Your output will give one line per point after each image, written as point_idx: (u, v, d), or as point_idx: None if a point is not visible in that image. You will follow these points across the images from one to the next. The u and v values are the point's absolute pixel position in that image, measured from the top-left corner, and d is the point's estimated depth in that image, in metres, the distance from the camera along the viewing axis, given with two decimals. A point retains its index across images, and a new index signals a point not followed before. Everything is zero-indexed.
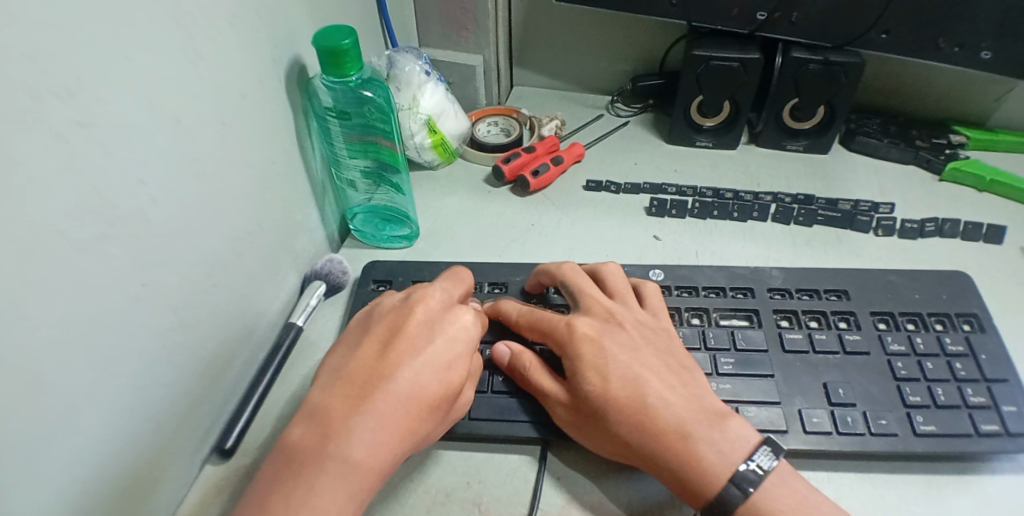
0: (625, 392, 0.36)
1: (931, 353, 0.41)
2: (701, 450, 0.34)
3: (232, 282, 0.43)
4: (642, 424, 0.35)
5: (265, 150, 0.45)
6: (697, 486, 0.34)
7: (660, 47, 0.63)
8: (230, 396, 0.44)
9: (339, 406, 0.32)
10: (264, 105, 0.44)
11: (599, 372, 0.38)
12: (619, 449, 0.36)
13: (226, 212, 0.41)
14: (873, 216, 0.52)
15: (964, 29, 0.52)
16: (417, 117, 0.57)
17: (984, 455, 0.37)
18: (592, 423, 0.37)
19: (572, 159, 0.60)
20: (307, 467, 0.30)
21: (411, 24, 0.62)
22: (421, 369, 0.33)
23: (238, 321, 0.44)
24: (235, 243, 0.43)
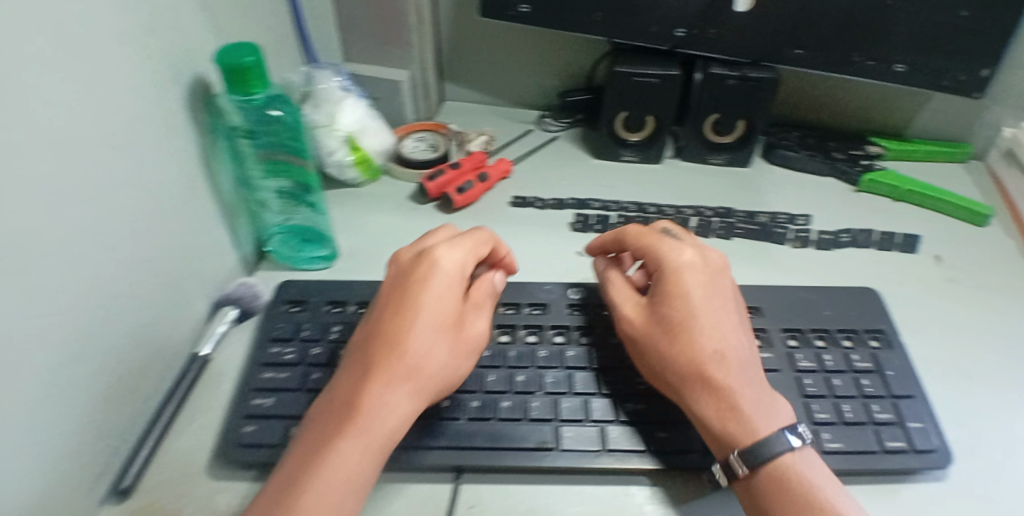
0: (717, 333, 0.38)
1: (839, 370, 0.41)
2: (746, 405, 0.36)
3: (132, 310, 0.41)
4: (720, 358, 0.38)
5: (171, 172, 0.43)
6: (727, 434, 0.35)
7: (587, 62, 0.64)
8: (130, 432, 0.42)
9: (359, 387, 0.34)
10: (169, 127, 0.42)
11: (699, 307, 0.39)
12: (668, 380, 0.38)
13: (128, 236, 0.39)
14: (788, 228, 0.53)
15: (878, 43, 0.53)
16: (336, 134, 0.55)
17: (893, 473, 0.36)
18: (663, 352, 0.39)
19: (498, 175, 0.59)
20: (372, 440, 0.33)
21: (331, 40, 0.61)
22: (426, 327, 0.37)
23: (140, 350, 0.42)
24: (139, 270, 0.41)
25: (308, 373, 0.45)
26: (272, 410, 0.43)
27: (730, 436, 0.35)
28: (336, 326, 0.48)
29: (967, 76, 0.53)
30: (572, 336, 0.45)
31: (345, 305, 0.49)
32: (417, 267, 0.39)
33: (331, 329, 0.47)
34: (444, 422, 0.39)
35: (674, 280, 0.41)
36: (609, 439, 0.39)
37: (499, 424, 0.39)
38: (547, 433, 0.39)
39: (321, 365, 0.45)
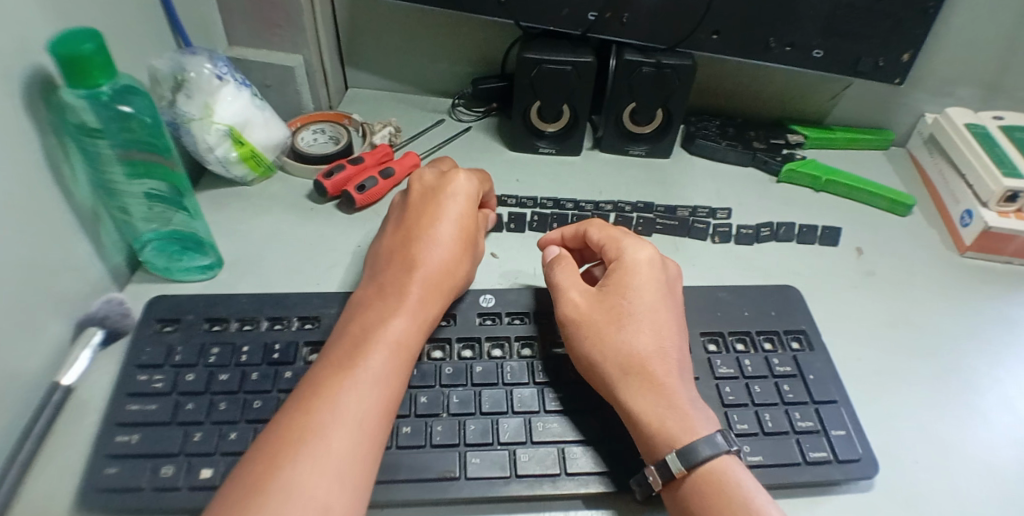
0: (653, 342, 0.36)
1: (760, 376, 0.39)
2: (683, 402, 0.34)
3: None
4: (651, 367, 0.35)
5: (8, 176, 0.36)
6: (665, 432, 0.32)
7: (499, 47, 0.60)
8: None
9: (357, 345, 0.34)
10: (1, 122, 0.35)
11: (648, 301, 0.38)
12: (604, 367, 0.36)
13: None
14: (709, 222, 0.50)
15: (795, 29, 0.51)
16: (213, 129, 0.49)
17: (815, 484, 0.34)
18: (600, 336, 0.37)
19: (404, 171, 0.55)
20: (352, 393, 0.31)
21: (210, 21, 0.54)
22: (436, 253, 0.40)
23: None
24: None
25: (180, 404, 0.38)
26: (142, 448, 0.36)
27: (661, 435, 0.32)
28: (215, 346, 0.42)
29: (887, 61, 0.53)
30: (482, 349, 0.41)
31: (227, 322, 0.44)
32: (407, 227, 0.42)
33: (210, 351, 0.41)
34: None
35: (625, 275, 0.39)
36: (519, 464, 0.35)
37: (398, 454, 0.35)
38: (451, 460, 0.35)
39: (196, 393, 0.39)
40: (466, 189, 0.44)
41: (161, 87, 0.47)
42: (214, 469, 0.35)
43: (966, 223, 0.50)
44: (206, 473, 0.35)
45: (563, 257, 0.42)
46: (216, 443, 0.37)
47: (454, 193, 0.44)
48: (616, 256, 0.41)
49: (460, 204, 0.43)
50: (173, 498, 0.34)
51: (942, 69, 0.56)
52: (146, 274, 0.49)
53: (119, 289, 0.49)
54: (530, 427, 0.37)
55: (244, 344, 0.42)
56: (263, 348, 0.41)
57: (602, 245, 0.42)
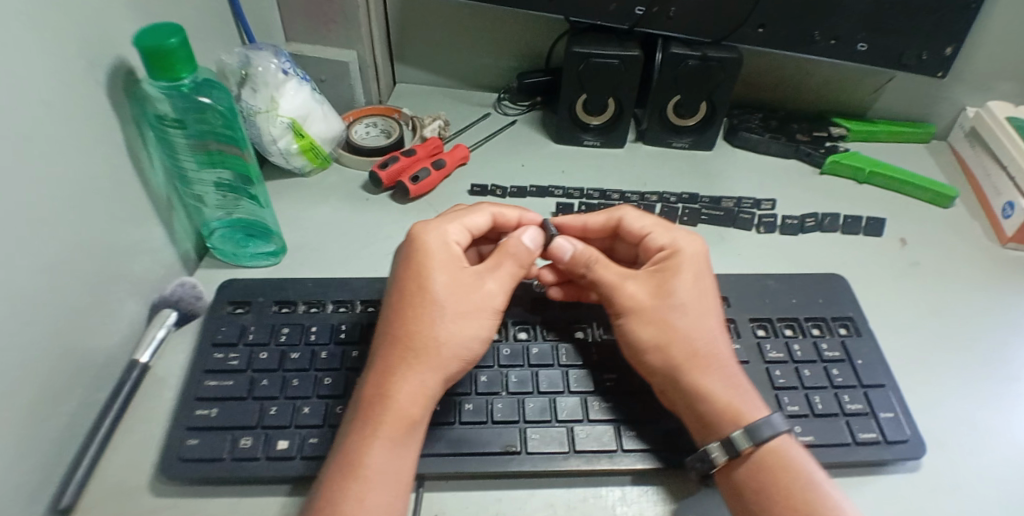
0: (713, 329, 0.38)
1: (808, 360, 0.40)
2: (743, 386, 0.36)
3: (59, 317, 0.37)
4: (715, 353, 0.37)
5: (93, 163, 0.39)
6: (733, 414, 0.34)
7: (544, 41, 0.62)
8: (63, 453, 0.38)
9: (398, 357, 0.34)
10: (85, 111, 0.38)
11: (704, 289, 0.39)
12: (674, 351, 0.37)
13: (46, 238, 0.35)
14: (754, 213, 0.52)
15: (839, 23, 0.52)
16: (278, 121, 0.52)
17: (864, 465, 0.36)
18: (661, 320, 0.38)
19: (454, 163, 0.57)
20: (398, 401, 0.33)
21: (271, 19, 0.56)
22: (450, 266, 0.37)
23: (68, 361, 0.38)
24: (58, 275, 0.36)
25: (255, 380, 0.41)
26: (221, 420, 0.38)
27: (731, 416, 0.34)
28: (285, 326, 0.44)
29: (930, 54, 0.54)
30: (538, 332, 0.43)
31: (294, 304, 0.46)
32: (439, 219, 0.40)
33: (281, 331, 0.44)
34: None
35: (681, 262, 0.40)
36: (576, 440, 0.36)
37: (463, 429, 0.37)
38: (512, 435, 0.37)
39: (269, 370, 0.41)
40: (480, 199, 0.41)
41: (230, 82, 0.51)
42: (290, 441, 0.38)
43: (1007, 215, 0.51)
44: (284, 445, 0.37)
45: (593, 248, 0.42)
46: (291, 416, 0.39)
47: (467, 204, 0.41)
48: (665, 246, 0.41)
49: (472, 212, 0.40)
50: (253, 467, 0.37)
51: (987, 62, 0.56)
52: (212, 260, 0.52)
53: (188, 274, 0.52)
54: (587, 405, 0.38)
55: (312, 325, 0.44)
56: (330, 329, 0.44)
57: (645, 236, 0.43)
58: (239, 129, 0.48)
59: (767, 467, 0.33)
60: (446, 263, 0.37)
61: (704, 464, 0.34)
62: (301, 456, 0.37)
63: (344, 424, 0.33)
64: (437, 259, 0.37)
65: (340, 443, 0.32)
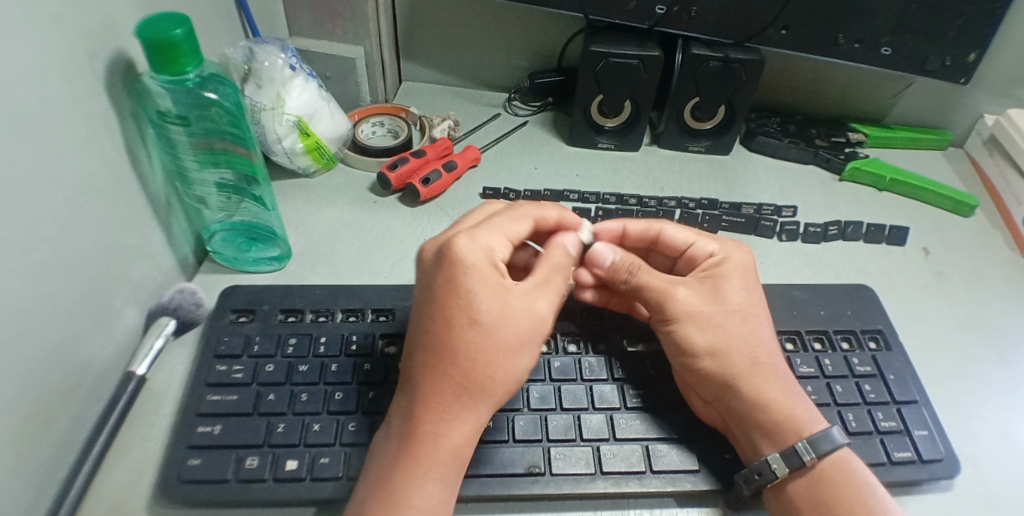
0: (766, 339, 0.38)
1: (840, 376, 0.39)
2: (795, 394, 0.36)
3: (50, 329, 0.34)
4: (768, 364, 0.37)
5: (87, 163, 0.36)
6: (794, 423, 0.34)
7: (558, 40, 0.60)
8: (53, 474, 0.35)
9: (442, 392, 0.31)
10: (79, 108, 0.35)
11: (755, 297, 0.39)
12: (730, 359, 0.36)
13: (38, 245, 0.32)
14: (776, 220, 0.51)
15: (864, 26, 0.51)
16: (284, 119, 0.49)
17: (900, 484, 0.35)
18: (718, 329, 0.37)
19: (466, 164, 0.55)
20: (444, 440, 0.31)
21: (274, 12, 0.54)
22: (497, 286, 0.33)
23: (59, 374, 0.35)
24: (50, 284, 0.34)
25: (261, 395, 0.38)
26: (225, 439, 0.36)
27: (789, 424, 0.34)
28: (292, 337, 0.42)
29: (953, 60, 0.53)
30: (558, 344, 0.41)
31: (301, 312, 0.44)
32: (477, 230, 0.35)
33: (288, 342, 0.41)
34: None
35: (732, 269, 0.40)
36: (604, 460, 0.35)
37: (481, 448, 0.35)
38: (536, 455, 0.35)
39: (276, 384, 0.39)
40: (524, 212, 0.38)
41: (233, 76, 0.48)
42: (299, 461, 0.36)
43: None
44: (292, 465, 0.35)
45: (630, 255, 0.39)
46: (300, 434, 0.37)
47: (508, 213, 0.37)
48: (713, 254, 0.41)
49: (512, 223, 0.37)
50: (259, 489, 0.35)
51: (1007, 69, 0.56)
52: (212, 264, 0.50)
53: (187, 279, 0.49)
54: (613, 423, 0.37)
55: (321, 336, 0.42)
56: (341, 341, 0.42)
57: (689, 247, 0.42)
58: (244, 128, 0.45)
59: (827, 480, 0.32)
60: (491, 284, 0.32)
61: (762, 476, 0.33)
62: (311, 478, 0.35)
63: (380, 455, 0.31)
64: (482, 280, 0.32)
65: (377, 477, 0.30)
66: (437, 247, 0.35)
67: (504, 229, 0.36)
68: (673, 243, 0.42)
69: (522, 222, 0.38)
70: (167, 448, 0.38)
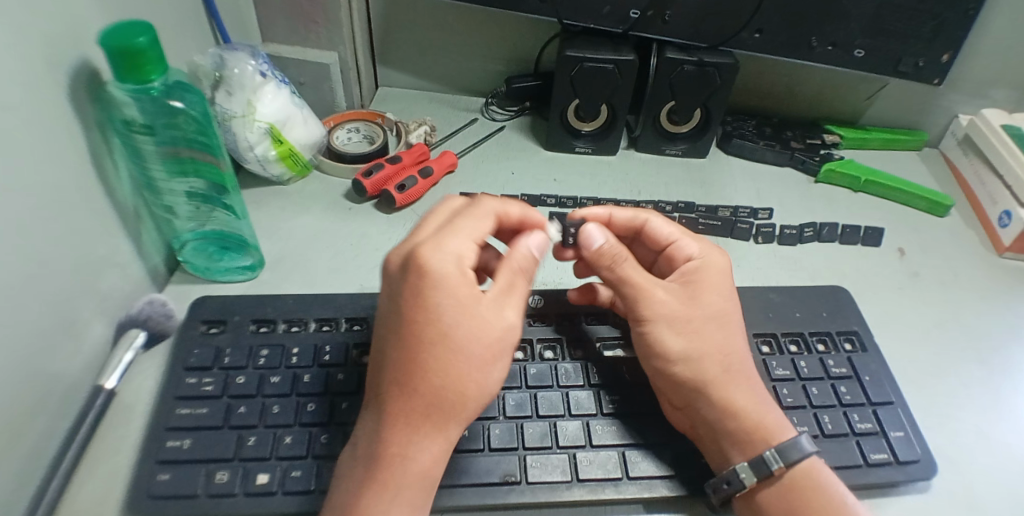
0: (733, 343, 0.37)
1: (816, 378, 0.39)
2: (763, 399, 0.36)
3: (13, 344, 0.33)
4: (734, 366, 0.36)
5: (52, 172, 0.35)
6: (763, 430, 0.34)
7: (535, 44, 0.60)
8: (13, 496, 0.34)
9: (411, 413, 0.30)
10: (40, 119, 0.34)
11: (724, 298, 0.39)
12: (706, 364, 0.36)
13: (1, 258, 0.32)
14: (752, 223, 0.51)
15: (838, 28, 0.51)
16: (255, 126, 0.49)
17: (876, 486, 0.35)
18: (697, 332, 0.37)
19: (443, 170, 0.54)
20: (412, 462, 0.30)
21: (246, 18, 0.53)
22: (469, 302, 0.31)
23: (19, 394, 0.34)
24: (14, 297, 0.33)
25: (231, 408, 0.38)
26: (193, 453, 0.35)
27: (760, 433, 0.34)
28: (263, 348, 0.41)
29: (927, 61, 0.53)
30: (534, 351, 0.40)
31: (273, 322, 0.43)
32: (443, 234, 0.33)
33: (260, 353, 0.41)
34: None
35: (709, 274, 0.39)
36: (579, 467, 0.35)
37: (455, 457, 0.34)
38: (511, 464, 0.34)
39: (246, 396, 0.38)
40: (491, 208, 0.37)
41: (203, 84, 0.47)
42: (270, 475, 0.35)
43: (1004, 224, 0.51)
44: (263, 479, 0.35)
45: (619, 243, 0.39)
46: (272, 447, 0.36)
47: (480, 212, 0.36)
48: (692, 258, 0.41)
49: (480, 222, 0.35)
50: (229, 505, 0.34)
51: (979, 71, 0.56)
52: (185, 275, 0.49)
53: (158, 290, 0.48)
54: (589, 430, 0.36)
55: (294, 346, 0.41)
56: (314, 351, 0.41)
57: (672, 244, 0.42)
58: (213, 135, 0.45)
59: (797, 489, 0.33)
60: (460, 297, 0.31)
61: (731, 486, 0.33)
62: (283, 492, 0.34)
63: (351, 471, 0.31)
64: (449, 293, 0.31)
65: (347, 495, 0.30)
66: (403, 255, 0.33)
67: (472, 232, 0.34)
68: (657, 236, 0.42)
69: (486, 224, 0.36)
70: (133, 464, 0.38)
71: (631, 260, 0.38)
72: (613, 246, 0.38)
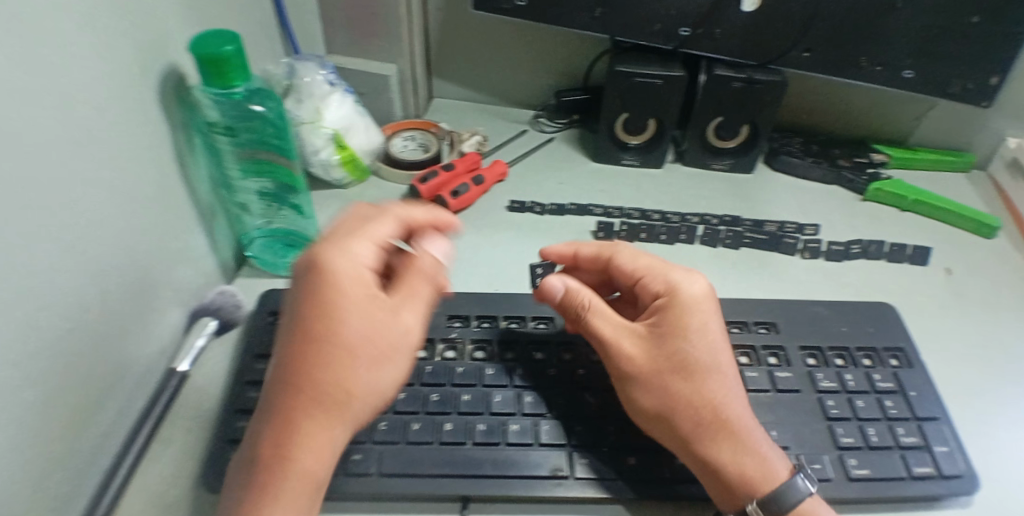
0: (705, 379, 0.35)
1: (861, 391, 0.40)
2: (760, 446, 0.34)
3: (100, 322, 0.36)
4: (707, 405, 0.35)
5: (138, 167, 0.39)
6: (751, 481, 0.33)
7: (584, 60, 0.62)
8: (96, 462, 0.37)
9: (315, 408, 0.31)
10: (130, 119, 0.37)
11: (708, 341, 0.36)
12: (676, 421, 0.35)
13: (92, 244, 0.35)
14: (798, 238, 0.51)
15: (884, 48, 0.52)
16: (321, 132, 0.52)
17: (920, 498, 0.36)
18: (658, 384, 0.35)
19: (493, 179, 0.57)
20: (304, 458, 0.30)
21: (313, 31, 0.57)
22: (342, 307, 0.32)
23: (103, 368, 0.37)
24: (103, 280, 0.36)
25: None
26: None
27: (743, 482, 0.33)
28: None
29: (975, 85, 0.53)
30: (583, 353, 0.42)
31: None
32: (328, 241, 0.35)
33: None
34: (450, 448, 0.36)
35: (682, 314, 0.37)
36: (628, 467, 0.36)
37: (508, 450, 0.36)
38: (560, 459, 0.36)
39: None
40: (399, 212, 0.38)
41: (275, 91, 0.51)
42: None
43: None
44: None
45: (587, 289, 0.40)
46: None
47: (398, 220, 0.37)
48: (659, 294, 0.39)
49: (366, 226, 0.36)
50: None
51: None
52: (252, 269, 0.52)
53: (227, 283, 0.51)
54: (638, 430, 0.38)
55: None
56: None
57: (639, 279, 0.40)
58: (287, 138, 0.48)
59: None
60: (353, 307, 0.32)
61: None
62: (345, 475, 0.34)
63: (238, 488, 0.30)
64: (350, 299, 0.33)
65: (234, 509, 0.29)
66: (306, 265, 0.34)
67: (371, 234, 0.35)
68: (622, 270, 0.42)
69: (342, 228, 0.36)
70: (206, 442, 0.40)
71: (598, 308, 0.39)
72: (575, 294, 0.40)
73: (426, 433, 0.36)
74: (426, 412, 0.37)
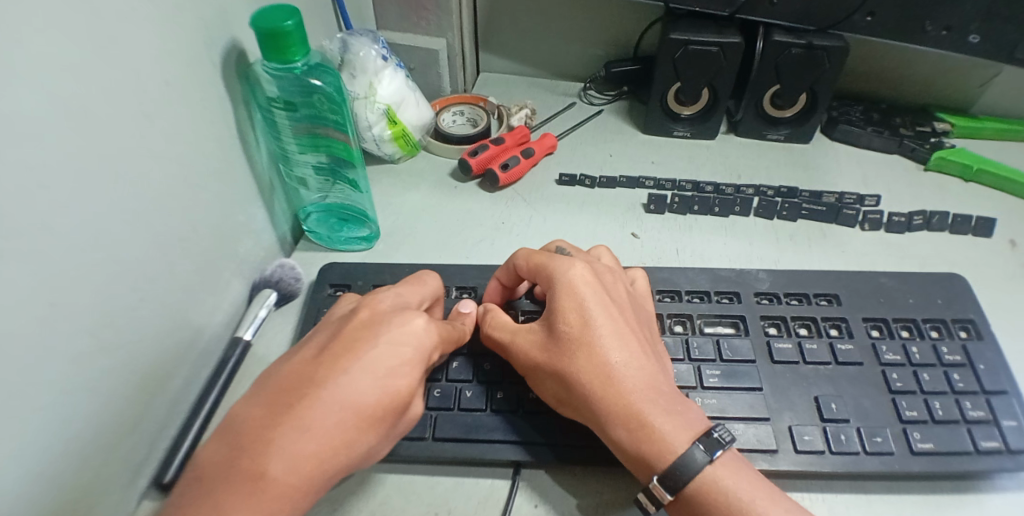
0: (596, 354, 0.34)
1: (928, 364, 0.39)
2: (665, 423, 0.32)
3: (173, 293, 0.37)
4: (603, 379, 0.33)
5: (204, 142, 0.39)
6: (654, 449, 0.32)
7: (635, 30, 0.61)
8: (172, 423, 0.39)
9: (239, 473, 0.27)
10: (197, 95, 0.38)
11: (594, 319, 0.35)
12: (575, 401, 0.34)
13: (162, 216, 0.35)
14: (859, 209, 0.51)
15: (951, 12, 0.49)
16: (374, 107, 0.52)
17: (984, 473, 0.35)
18: (552, 371, 0.34)
19: (543, 151, 0.57)
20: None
21: (365, 6, 0.57)
22: (301, 373, 0.30)
23: (176, 337, 0.38)
24: (174, 252, 0.37)
25: None
26: None
27: (652, 448, 0.32)
28: None
29: None
30: None
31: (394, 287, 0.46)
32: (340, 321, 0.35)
33: None
34: (502, 415, 0.37)
35: (565, 297, 0.36)
36: None
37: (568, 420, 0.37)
38: None
39: None
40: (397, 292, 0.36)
41: None
42: None
43: None
44: None
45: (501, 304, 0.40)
46: None
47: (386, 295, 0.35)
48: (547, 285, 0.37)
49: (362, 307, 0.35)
50: None
51: None
52: (308, 243, 0.53)
53: (285, 256, 0.52)
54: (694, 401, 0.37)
55: None
56: None
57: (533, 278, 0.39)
58: (344, 114, 0.48)
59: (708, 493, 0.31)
60: (305, 372, 0.30)
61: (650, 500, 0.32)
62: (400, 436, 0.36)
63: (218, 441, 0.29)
64: (403, 336, 0.32)
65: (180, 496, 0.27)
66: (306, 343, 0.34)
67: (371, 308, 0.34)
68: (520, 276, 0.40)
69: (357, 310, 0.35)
70: None
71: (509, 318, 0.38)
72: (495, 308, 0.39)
73: (480, 400, 0.38)
74: (480, 380, 0.38)
